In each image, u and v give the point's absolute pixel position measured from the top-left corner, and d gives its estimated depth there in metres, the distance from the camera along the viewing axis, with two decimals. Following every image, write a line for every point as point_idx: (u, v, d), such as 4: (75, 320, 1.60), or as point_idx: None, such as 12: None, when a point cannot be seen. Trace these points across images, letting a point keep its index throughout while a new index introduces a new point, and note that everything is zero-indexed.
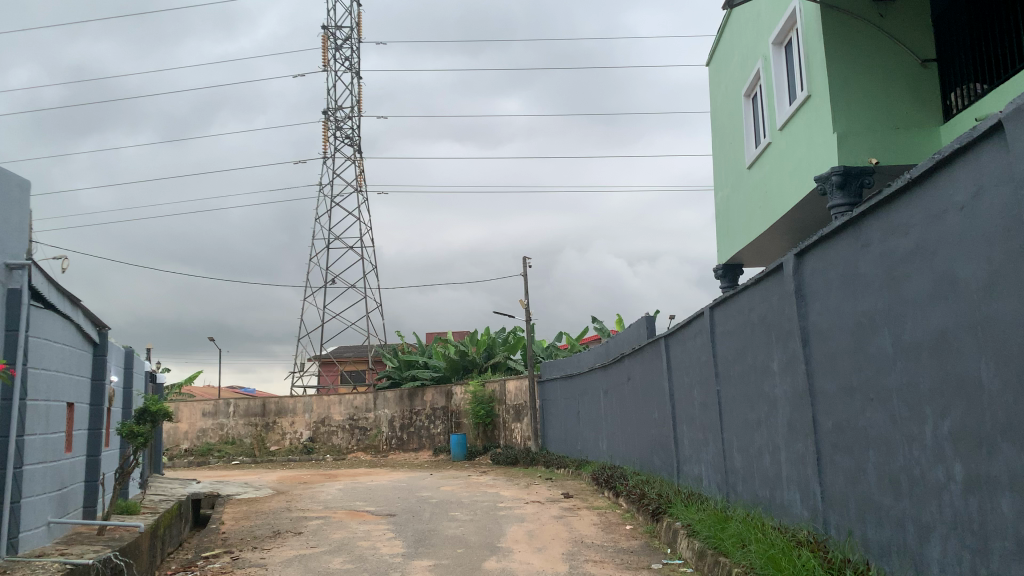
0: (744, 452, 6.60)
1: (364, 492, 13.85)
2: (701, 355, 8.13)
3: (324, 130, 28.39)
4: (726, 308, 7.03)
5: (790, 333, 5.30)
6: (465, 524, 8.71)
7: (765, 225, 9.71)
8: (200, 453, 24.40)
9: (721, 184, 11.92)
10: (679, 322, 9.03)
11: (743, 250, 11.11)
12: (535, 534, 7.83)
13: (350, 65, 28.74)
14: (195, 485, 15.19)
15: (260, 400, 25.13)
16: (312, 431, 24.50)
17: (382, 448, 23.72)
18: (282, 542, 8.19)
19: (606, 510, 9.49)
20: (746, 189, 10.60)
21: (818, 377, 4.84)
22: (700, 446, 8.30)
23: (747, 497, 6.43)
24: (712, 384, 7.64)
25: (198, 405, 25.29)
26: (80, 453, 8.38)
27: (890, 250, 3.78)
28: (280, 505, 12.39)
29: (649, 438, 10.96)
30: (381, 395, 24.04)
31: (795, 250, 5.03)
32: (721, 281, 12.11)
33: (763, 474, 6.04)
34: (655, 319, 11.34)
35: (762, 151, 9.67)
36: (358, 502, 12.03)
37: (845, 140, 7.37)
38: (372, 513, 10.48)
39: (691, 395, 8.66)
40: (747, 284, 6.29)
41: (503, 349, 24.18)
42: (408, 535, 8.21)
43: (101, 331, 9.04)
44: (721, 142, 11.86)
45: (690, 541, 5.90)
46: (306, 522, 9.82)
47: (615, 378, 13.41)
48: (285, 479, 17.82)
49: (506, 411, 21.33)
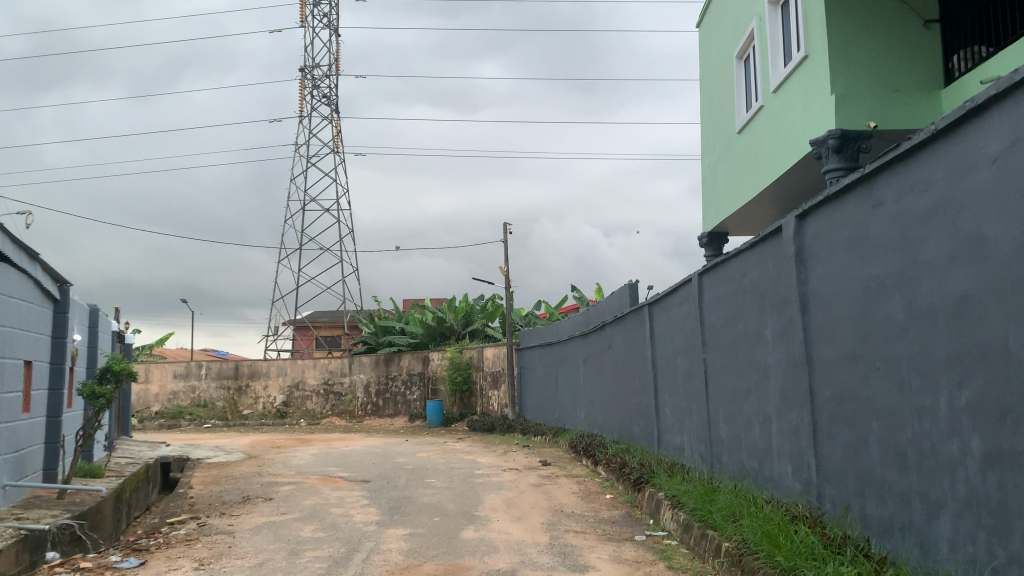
0: (730, 423, 6.42)
1: (338, 457, 13.62)
2: (686, 322, 7.92)
3: (301, 89, 27.70)
4: (715, 274, 6.81)
5: (786, 299, 5.07)
6: (441, 491, 8.48)
7: (755, 192, 9.47)
8: (171, 415, 24.01)
9: (707, 151, 11.66)
10: (664, 290, 8.80)
11: (729, 217, 10.89)
12: (514, 503, 7.63)
13: (329, 23, 28.08)
14: (164, 448, 14.87)
15: (234, 362, 24.75)
16: (286, 395, 24.19)
17: (357, 413, 23.48)
18: (252, 508, 7.91)
19: (586, 479, 9.31)
20: (735, 155, 10.34)
21: (817, 346, 4.62)
22: (683, 416, 8.12)
23: (733, 468, 6.25)
24: (698, 353, 7.43)
25: (169, 367, 24.85)
26: (39, 415, 8.02)
27: (907, 209, 3.53)
28: (251, 470, 12.11)
29: (629, 407, 10.80)
30: (356, 360, 23.75)
31: (796, 212, 4.78)
32: (705, 249, 11.90)
33: (752, 445, 5.85)
34: (639, 287, 11.11)
35: (754, 115, 9.39)
36: (331, 468, 11.79)
37: (843, 102, 7.11)
38: (345, 479, 10.24)
39: (675, 364, 8.46)
40: (740, 248, 6.06)
41: (481, 316, 23.94)
42: (382, 502, 7.98)
43: (63, 287, 8.66)
44: (708, 108, 11.58)
45: (676, 513, 5.72)
46: (278, 488, 9.55)
47: (595, 346, 13.23)
48: (258, 443, 17.53)
49: (483, 378, 21.15)
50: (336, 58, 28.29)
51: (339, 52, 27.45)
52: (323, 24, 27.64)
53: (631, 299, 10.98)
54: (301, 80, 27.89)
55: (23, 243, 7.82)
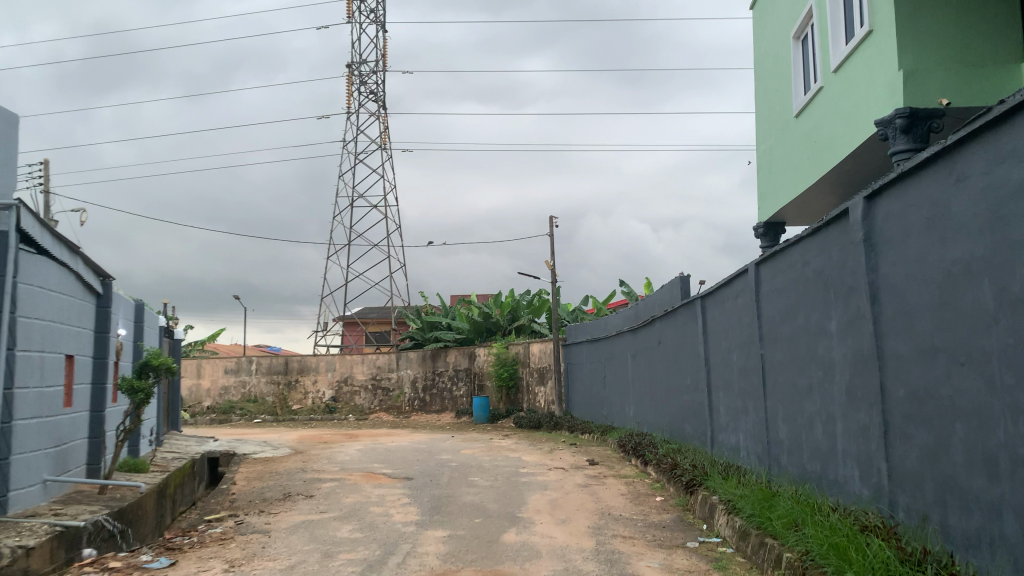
0: (791, 423, 5.99)
1: (383, 453, 13.48)
2: (741, 316, 7.50)
3: (347, 85, 27.74)
4: (774, 264, 6.38)
5: (854, 288, 4.65)
6: (484, 491, 8.21)
7: (814, 178, 8.97)
8: (222, 410, 24.29)
9: (763, 137, 11.15)
10: (719, 282, 8.38)
11: (786, 206, 10.39)
12: (559, 504, 7.32)
13: (375, 19, 28.11)
14: (212, 442, 14.94)
15: (283, 358, 24.92)
16: (334, 391, 24.25)
17: (404, 409, 23.42)
18: (291, 506, 7.75)
19: (635, 479, 8.94)
20: (792, 140, 9.83)
21: (889, 339, 4.20)
22: (738, 415, 7.69)
23: (794, 472, 5.83)
24: (754, 348, 7.00)
25: (221, 362, 25.15)
26: (82, 409, 7.99)
27: (1000, 183, 3.12)
28: (296, 466, 12.03)
29: (681, 406, 10.39)
30: (403, 355, 23.70)
31: (865, 192, 4.36)
32: (760, 240, 11.39)
33: (814, 447, 5.43)
34: (689, 279, 10.66)
35: (813, 97, 8.88)
36: (375, 464, 11.65)
37: (911, 78, 6.61)
38: (388, 476, 10.06)
39: (729, 360, 8.04)
40: (801, 235, 5.64)
41: (528, 311, 23.64)
42: (423, 501, 7.75)
43: (106, 281, 8.63)
44: (764, 92, 11.07)
45: (731, 519, 5.35)
46: (320, 485, 9.40)
47: (644, 341, 12.84)
48: (306, 438, 17.54)
49: (530, 374, 20.86)
50: (383, 54, 28.26)
51: (386, 47, 27.42)
52: (369, 19, 27.62)
53: (682, 293, 10.54)
54: (348, 76, 27.92)
55: (64, 237, 7.77)
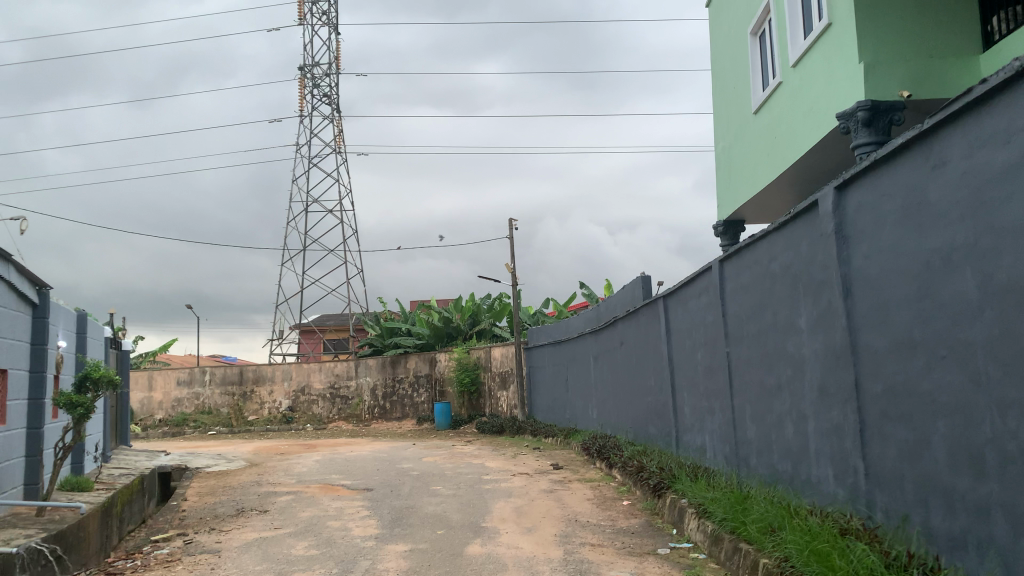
0: (759, 422, 5.87)
1: (341, 463, 13.11)
2: (705, 314, 7.38)
3: (300, 88, 27.22)
4: (738, 261, 6.26)
5: (824, 282, 4.52)
6: (447, 500, 7.94)
7: (774, 175, 8.93)
8: (175, 423, 23.55)
9: (721, 135, 11.11)
10: (681, 281, 8.25)
11: (745, 203, 10.35)
12: (524, 512, 7.08)
13: (328, 22, 27.67)
14: (162, 457, 14.37)
15: (238, 368, 24.28)
16: (292, 401, 23.69)
17: (364, 417, 22.98)
18: (244, 523, 7.38)
19: (600, 483, 8.76)
20: (750, 137, 9.79)
21: (863, 334, 4.07)
22: (704, 415, 7.57)
23: (764, 472, 5.71)
24: (720, 347, 6.88)
25: (173, 373, 24.40)
26: (17, 427, 7.53)
27: (981, 167, 2.98)
28: (251, 479, 11.60)
29: (644, 407, 10.26)
30: (362, 363, 23.27)
31: (835, 182, 4.23)
32: (720, 239, 11.33)
33: (785, 446, 5.31)
34: (651, 279, 10.55)
35: (772, 92, 8.84)
36: (333, 475, 11.29)
37: (872, 71, 6.56)
38: (346, 487, 9.73)
39: (694, 359, 7.91)
40: (767, 229, 5.52)
41: (488, 315, 23.43)
42: (384, 513, 7.45)
43: (42, 290, 8.16)
44: (721, 90, 11.03)
45: (703, 523, 5.18)
46: (275, 499, 9.03)
47: (606, 343, 12.69)
48: (262, 450, 17.05)
49: (491, 379, 20.63)
50: (336, 56, 27.81)
51: (339, 50, 26.98)
52: (321, 22, 27.16)
53: (644, 293, 10.42)
54: (300, 79, 27.40)
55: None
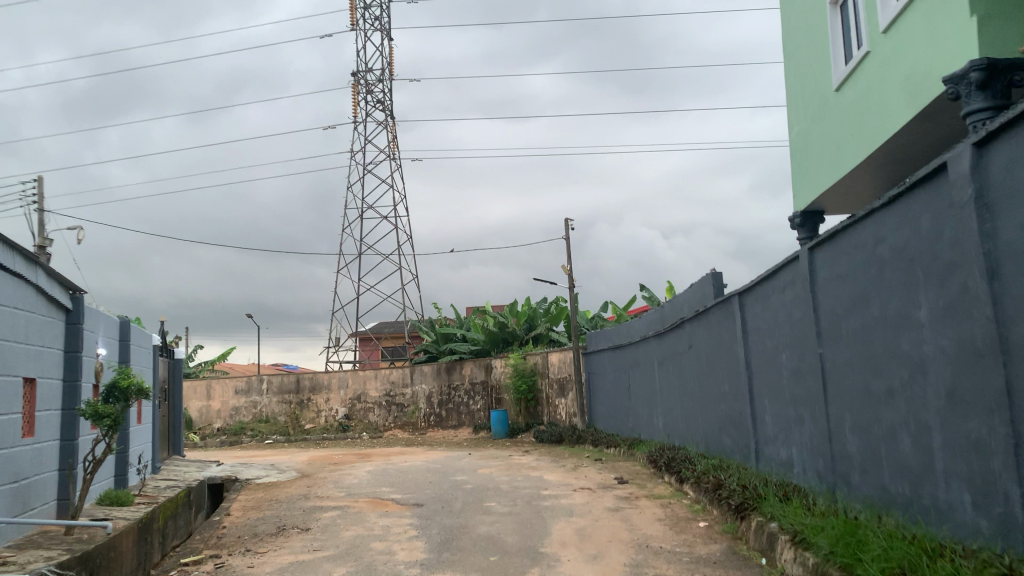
0: (863, 434, 5.02)
1: (394, 474, 12.53)
2: (790, 311, 6.54)
3: (353, 94, 26.99)
4: (832, 248, 5.43)
5: (955, 265, 3.69)
6: (503, 520, 7.24)
7: (862, 156, 8.02)
8: (232, 432, 23.44)
9: (795, 119, 10.17)
10: (759, 276, 7.41)
11: (826, 192, 9.42)
12: (588, 535, 6.34)
13: (380, 25, 27.39)
14: (213, 468, 14.01)
15: (294, 376, 24.06)
16: (348, 409, 23.34)
17: (420, 425, 22.50)
18: (282, 543, 6.82)
19: (671, 500, 7.94)
20: (831, 117, 8.88)
21: (1016, 326, 3.22)
22: (790, 426, 6.71)
23: (870, 493, 4.86)
24: (810, 347, 6.04)
25: (231, 382, 24.30)
26: (48, 439, 7.13)
27: None
28: (299, 492, 11.09)
29: (718, 416, 9.40)
30: (418, 370, 22.78)
31: (973, 137, 3.40)
32: (798, 231, 10.37)
33: (898, 463, 4.47)
34: (722, 276, 9.69)
35: (857, 65, 7.94)
36: (384, 488, 10.68)
37: (987, 26, 5.66)
38: (396, 502, 9.11)
39: (776, 363, 7.06)
40: (871, 207, 4.68)
41: (545, 320, 22.70)
42: (434, 533, 6.79)
43: (75, 295, 7.78)
44: (794, 69, 10.11)
45: (803, 556, 4.36)
46: (320, 515, 8.46)
47: (672, 347, 11.85)
48: (316, 460, 16.62)
49: (549, 386, 19.85)
50: (389, 61, 27.51)
51: (392, 55, 26.69)
52: (373, 27, 26.89)
53: (715, 291, 9.55)
54: (352, 84, 27.16)
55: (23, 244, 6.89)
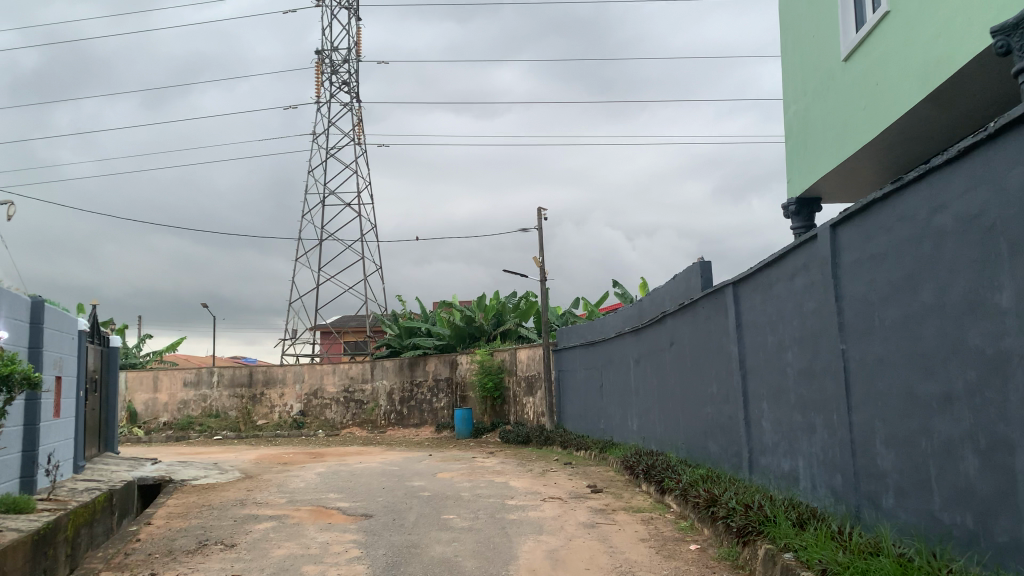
0: (901, 448, 4.11)
1: (345, 478, 11.43)
2: (802, 301, 5.61)
3: (317, 74, 25.76)
4: (863, 224, 4.52)
5: None
6: (461, 538, 6.22)
7: (871, 133, 7.14)
8: (179, 427, 22.06)
9: (792, 97, 9.28)
10: (759, 263, 6.49)
11: (826, 178, 8.54)
12: (561, 560, 5.35)
13: (348, 4, 26.12)
14: (146, 467, 12.76)
15: (247, 369, 22.78)
16: (303, 404, 22.12)
17: (380, 423, 21.39)
18: (196, 566, 5.70)
19: (654, 515, 7.00)
20: (836, 93, 7.98)
21: None
22: (796, 434, 5.80)
23: (913, 523, 3.95)
24: (827, 342, 5.12)
25: (179, 374, 22.92)
26: None
27: None
28: (237, 496, 9.94)
29: (703, 420, 8.48)
30: (379, 364, 21.67)
31: None
32: (792, 220, 9.49)
33: (959, 488, 3.55)
34: (711, 266, 8.77)
35: (872, 31, 7.04)
36: (331, 494, 9.59)
37: None
38: (342, 512, 8.03)
39: (779, 361, 6.15)
40: (927, 167, 3.76)
41: (513, 315, 21.72)
42: (379, 555, 5.75)
43: None
44: (792, 42, 9.19)
45: None
46: (251, 527, 7.35)
47: (650, 343, 10.95)
48: (264, 459, 15.44)
49: (516, 384, 18.90)
50: (356, 42, 26.30)
51: (360, 35, 25.51)
52: (340, 5, 25.64)
53: (702, 281, 8.63)
54: (317, 65, 25.92)
55: None
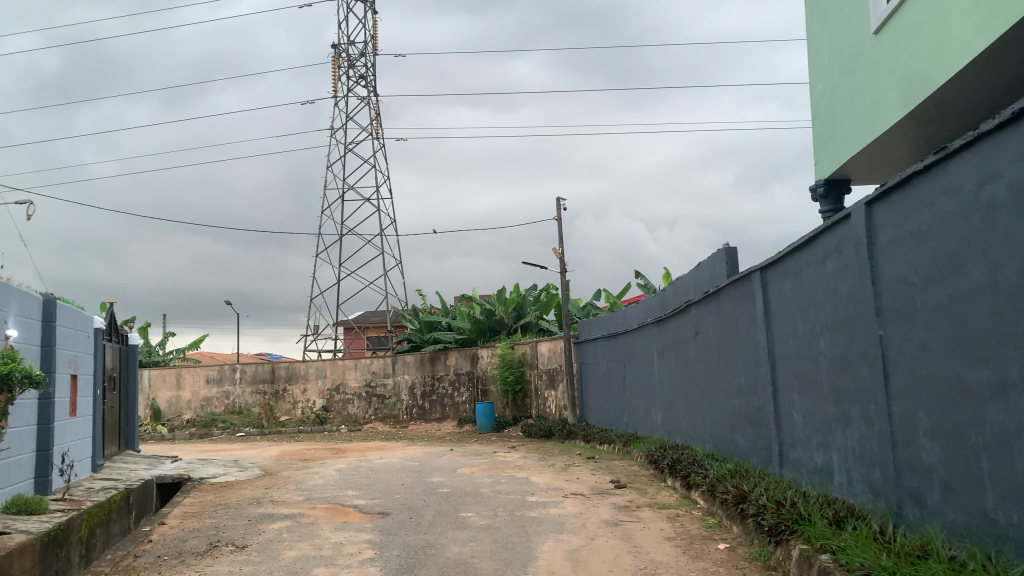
0: (948, 442, 3.80)
1: (365, 474, 11.25)
2: (835, 285, 5.28)
3: (334, 68, 25.60)
4: (901, 201, 4.20)
5: None
6: (478, 538, 5.97)
7: (905, 109, 6.77)
8: (203, 423, 22.06)
9: (818, 74, 8.90)
10: (787, 247, 6.17)
11: (856, 158, 8.18)
12: (583, 561, 5.09)
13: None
14: (166, 465, 12.67)
15: (269, 365, 22.72)
16: (325, 400, 22.03)
17: (402, 418, 21.25)
18: (205, 568, 5.51)
19: (680, 512, 6.72)
20: (866, 68, 7.60)
21: None
22: (829, 426, 5.49)
23: (963, 522, 3.64)
24: (863, 328, 4.80)
25: (202, 371, 22.92)
26: None
27: None
28: (254, 494, 9.78)
29: (730, 412, 8.17)
30: (400, 359, 21.51)
31: None
32: (820, 203, 9.12)
33: (1015, 483, 3.24)
34: (736, 252, 8.44)
35: (904, 1, 6.66)
36: (349, 491, 9.40)
37: None
38: (359, 510, 7.83)
39: (810, 349, 5.83)
40: (974, 134, 3.44)
41: (534, 308, 21.46)
42: (393, 556, 5.52)
43: None
44: (818, 17, 8.80)
45: None
46: (265, 527, 7.16)
47: (674, 333, 10.64)
48: (286, 456, 15.32)
49: (538, 377, 18.64)
50: (373, 35, 26.14)
51: (377, 28, 25.31)
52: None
53: (727, 268, 8.30)
54: (334, 58, 25.75)
55: None
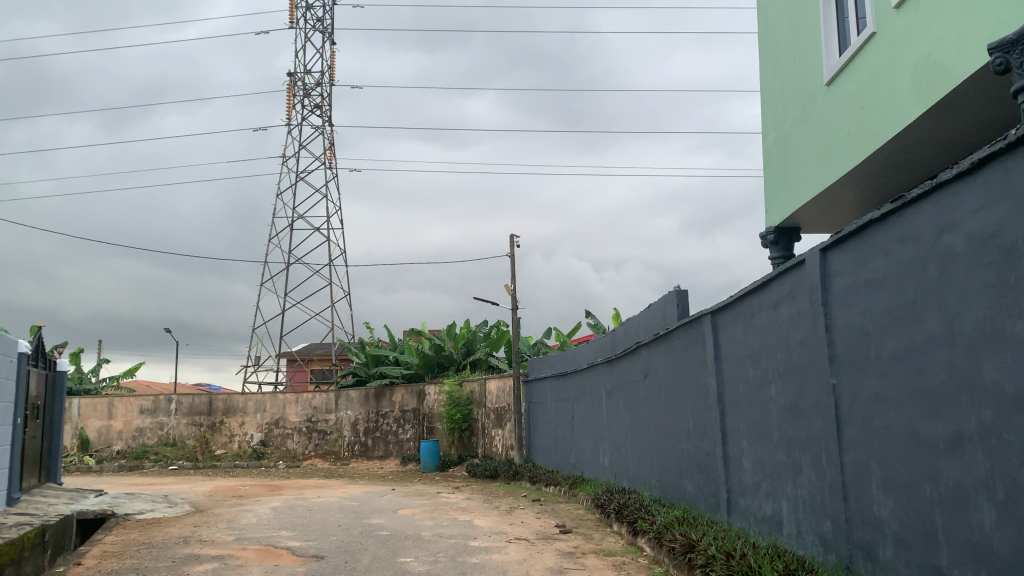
0: (902, 496, 3.72)
1: (302, 514, 10.79)
2: (789, 331, 5.22)
3: (289, 97, 25.34)
4: (857, 249, 4.17)
5: None
6: None
7: (855, 159, 6.84)
8: (133, 456, 21.09)
9: (771, 123, 9.01)
10: (739, 291, 6.13)
11: (807, 206, 8.25)
12: None
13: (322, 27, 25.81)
14: (88, 500, 11.97)
15: (207, 397, 21.94)
16: (264, 434, 21.33)
17: (343, 454, 20.67)
18: None
19: (626, 560, 6.52)
20: (819, 119, 7.70)
21: None
22: (779, 475, 5.40)
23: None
24: (816, 374, 4.73)
25: (136, 401, 21.98)
26: None
27: None
28: (181, 533, 9.26)
29: (678, 457, 8.05)
30: (344, 394, 21.02)
31: None
32: (770, 249, 9.17)
33: (970, 540, 3.16)
34: (687, 296, 8.40)
35: (857, 54, 6.77)
36: (283, 532, 8.96)
37: None
38: (292, 553, 7.44)
39: (762, 396, 5.76)
40: (931, 183, 3.41)
41: (483, 345, 21.23)
42: None
43: None
44: (773, 68, 8.94)
45: None
46: (189, 569, 6.72)
47: (624, 374, 10.54)
48: (219, 492, 14.66)
49: (485, 416, 18.38)
50: (331, 65, 25.95)
51: (334, 59, 25.17)
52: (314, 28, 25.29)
53: (679, 311, 8.25)
54: (289, 87, 25.49)
55: None
